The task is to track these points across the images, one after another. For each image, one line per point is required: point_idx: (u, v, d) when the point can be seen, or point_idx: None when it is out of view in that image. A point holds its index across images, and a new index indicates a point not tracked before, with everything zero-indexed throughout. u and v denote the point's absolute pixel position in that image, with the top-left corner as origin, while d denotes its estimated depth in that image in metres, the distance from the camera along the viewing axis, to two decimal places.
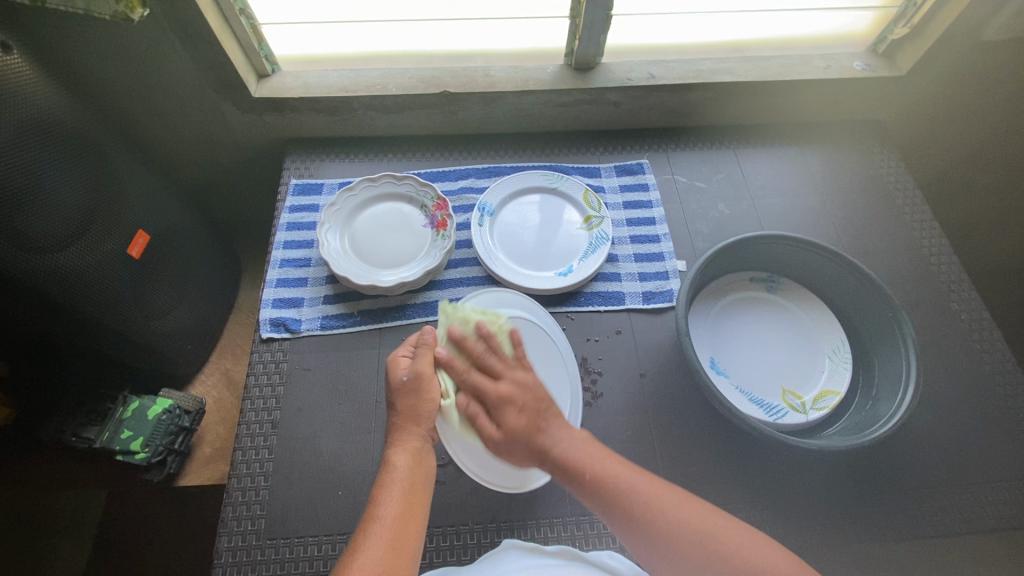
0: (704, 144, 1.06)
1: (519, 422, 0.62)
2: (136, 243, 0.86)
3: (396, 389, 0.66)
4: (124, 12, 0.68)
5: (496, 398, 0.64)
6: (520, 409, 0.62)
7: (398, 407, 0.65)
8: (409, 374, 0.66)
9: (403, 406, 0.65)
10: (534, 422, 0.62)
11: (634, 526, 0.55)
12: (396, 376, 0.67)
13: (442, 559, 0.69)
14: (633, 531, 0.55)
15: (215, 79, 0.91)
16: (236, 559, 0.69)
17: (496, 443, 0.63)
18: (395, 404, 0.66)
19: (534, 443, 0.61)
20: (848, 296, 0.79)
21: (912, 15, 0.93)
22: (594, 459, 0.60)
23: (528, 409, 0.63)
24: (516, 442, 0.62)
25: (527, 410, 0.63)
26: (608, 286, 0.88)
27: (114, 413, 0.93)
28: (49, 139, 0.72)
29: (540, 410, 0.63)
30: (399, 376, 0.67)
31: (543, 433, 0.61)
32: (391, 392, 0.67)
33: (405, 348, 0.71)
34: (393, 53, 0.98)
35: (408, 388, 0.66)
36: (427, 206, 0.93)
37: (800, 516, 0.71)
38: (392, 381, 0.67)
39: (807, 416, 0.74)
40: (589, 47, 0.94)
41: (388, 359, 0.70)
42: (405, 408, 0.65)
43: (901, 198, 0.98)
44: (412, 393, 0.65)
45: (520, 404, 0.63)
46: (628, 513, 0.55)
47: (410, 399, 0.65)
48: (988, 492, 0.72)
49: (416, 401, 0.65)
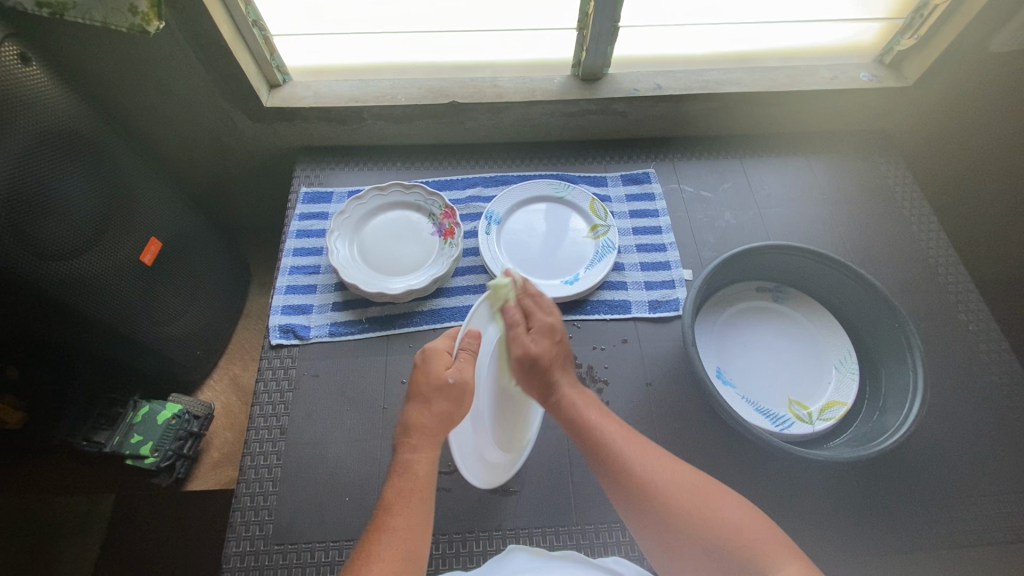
0: (710, 153, 1.06)
1: (550, 351, 0.69)
2: (148, 251, 0.88)
3: (436, 388, 0.63)
4: (141, 24, 0.69)
5: (544, 326, 0.70)
6: (558, 345, 0.70)
7: (433, 409, 0.62)
8: (455, 377, 0.63)
9: (439, 408, 0.63)
10: (560, 359, 0.70)
11: (634, 500, 0.57)
12: (440, 375, 0.64)
13: (447, 566, 0.69)
14: (633, 505, 0.57)
15: (228, 89, 0.92)
16: (245, 564, 0.69)
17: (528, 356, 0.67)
18: (429, 402, 0.63)
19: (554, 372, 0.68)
20: (856, 307, 0.79)
21: (919, 26, 0.93)
22: (610, 423, 0.64)
23: (558, 351, 0.70)
24: (542, 367, 0.68)
25: (557, 349, 0.70)
26: (614, 295, 0.89)
27: (124, 418, 0.94)
28: (65, 147, 0.73)
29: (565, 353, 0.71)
30: (444, 376, 0.64)
31: (562, 371, 0.70)
32: (428, 389, 0.63)
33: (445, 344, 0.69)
34: (403, 64, 0.99)
35: (450, 392, 0.63)
36: (435, 214, 0.94)
37: (807, 528, 0.70)
38: (433, 376, 0.64)
39: (813, 427, 0.73)
40: (596, 58, 0.95)
41: (430, 349, 0.67)
42: (438, 414, 0.63)
43: (907, 207, 0.98)
44: (451, 399, 0.63)
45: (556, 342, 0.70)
46: (627, 485, 0.58)
47: (446, 402, 0.63)
48: (997, 505, 0.71)
49: (454, 408, 0.63)
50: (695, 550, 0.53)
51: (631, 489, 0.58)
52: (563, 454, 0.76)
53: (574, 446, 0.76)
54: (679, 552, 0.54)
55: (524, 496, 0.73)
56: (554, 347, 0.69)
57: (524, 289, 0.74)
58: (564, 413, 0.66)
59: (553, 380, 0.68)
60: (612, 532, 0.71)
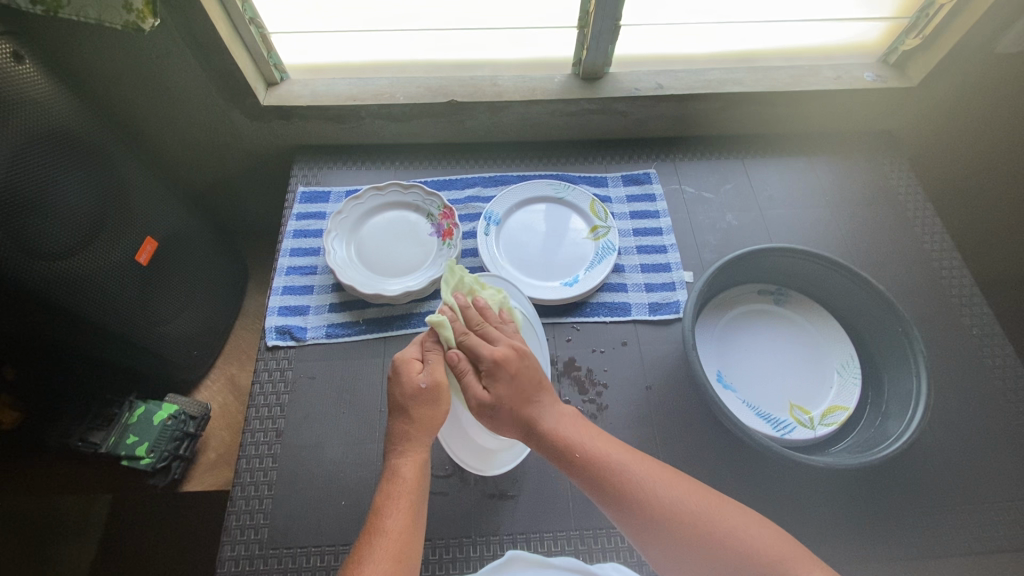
0: (712, 154, 1.05)
1: (509, 390, 0.61)
2: (143, 250, 0.87)
3: (410, 396, 0.62)
4: (135, 21, 0.68)
5: (490, 366, 0.62)
6: (514, 377, 0.62)
7: (413, 415, 0.61)
8: (428, 381, 0.62)
9: (416, 415, 0.61)
10: (527, 395, 0.62)
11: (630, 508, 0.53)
12: (412, 382, 0.62)
13: (443, 571, 0.68)
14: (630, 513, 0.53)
15: (225, 87, 0.91)
16: (239, 568, 0.69)
17: (484, 408, 0.61)
18: (408, 410, 0.61)
19: (521, 411, 0.61)
20: (859, 312, 0.78)
21: (925, 26, 0.93)
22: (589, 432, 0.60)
23: (522, 383, 0.62)
24: (503, 411, 0.61)
25: (515, 383, 0.62)
26: (614, 297, 0.88)
27: (121, 418, 0.93)
28: (60, 146, 0.72)
29: (533, 384, 0.62)
30: (416, 382, 0.62)
31: (534, 405, 0.61)
32: (404, 398, 0.62)
33: (416, 349, 0.66)
34: (402, 62, 0.98)
35: (424, 396, 0.62)
36: (433, 214, 0.93)
37: (807, 534, 0.70)
38: (406, 386, 0.62)
39: (814, 432, 0.72)
40: (596, 57, 0.94)
41: (397, 359, 0.65)
42: (421, 416, 0.61)
43: (911, 209, 0.97)
44: (429, 403, 0.62)
45: (511, 375, 0.62)
46: (623, 490, 0.54)
47: (422, 407, 0.62)
48: (1001, 512, 0.71)
49: (432, 410, 0.62)
50: (697, 555, 0.50)
51: (628, 497, 0.53)
52: None
53: None
54: (681, 557, 0.50)
55: (520, 499, 0.72)
56: (515, 385, 0.61)
57: (475, 322, 0.67)
58: (550, 439, 0.59)
59: (527, 418, 0.61)
60: (609, 538, 0.70)
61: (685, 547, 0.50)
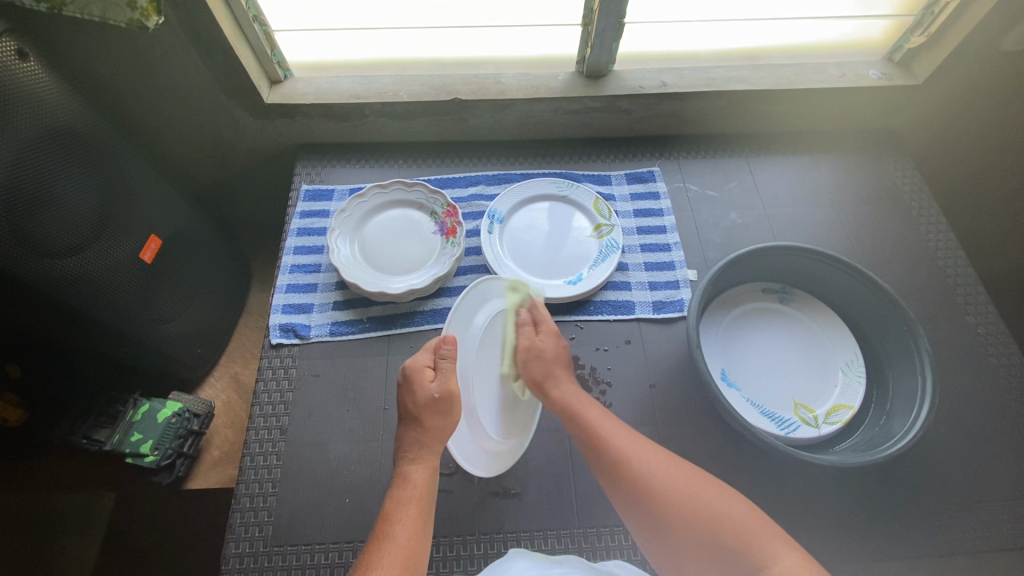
0: (716, 153, 1.05)
1: (555, 351, 0.71)
2: (148, 249, 0.87)
3: (424, 404, 0.63)
4: (139, 19, 0.68)
5: (550, 328, 0.73)
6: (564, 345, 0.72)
7: (425, 424, 0.63)
8: (440, 390, 0.64)
9: (429, 424, 0.63)
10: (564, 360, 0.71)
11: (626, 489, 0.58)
12: (426, 391, 0.64)
13: (447, 569, 0.68)
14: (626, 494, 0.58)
15: (229, 85, 0.91)
16: (243, 566, 0.69)
17: (531, 351, 0.70)
18: (420, 418, 0.63)
19: (554, 367, 0.69)
20: (863, 310, 0.77)
21: (930, 23, 0.92)
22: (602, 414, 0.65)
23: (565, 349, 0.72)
24: (543, 361, 0.70)
25: (561, 350, 0.71)
26: (617, 295, 0.88)
27: (124, 416, 0.94)
28: (65, 145, 0.72)
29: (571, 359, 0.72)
30: (429, 391, 0.63)
31: (565, 369, 0.70)
32: (417, 406, 0.63)
33: (426, 358, 0.68)
34: (405, 60, 0.98)
35: (436, 405, 0.64)
36: (437, 213, 0.93)
37: (811, 533, 0.70)
38: (419, 395, 0.64)
39: (818, 431, 0.72)
40: (600, 55, 0.94)
41: (409, 367, 0.66)
42: (432, 425, 0.63)
43: (917, 208, 0.97)
44: (441, 412, 0.63)
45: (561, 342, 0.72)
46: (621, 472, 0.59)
47: (434, 416, 0.63)
48: (1006, 512, 0.70)
49: (444, 420, 0.63)
50: (685, 537, 0.53)
51: (625, 479, 0.58)
52: (565, 457, 0.75)
53: (575, 450, 0.76)
54: (671, 540, 0.54)
55: (524, 498, 0.73)
56: (560, 349, 0.71)
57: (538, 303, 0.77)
58: (564, 410, 0.66)
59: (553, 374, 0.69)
60: (613, 536, 0.70)
61: (673, 531, 0.54)
